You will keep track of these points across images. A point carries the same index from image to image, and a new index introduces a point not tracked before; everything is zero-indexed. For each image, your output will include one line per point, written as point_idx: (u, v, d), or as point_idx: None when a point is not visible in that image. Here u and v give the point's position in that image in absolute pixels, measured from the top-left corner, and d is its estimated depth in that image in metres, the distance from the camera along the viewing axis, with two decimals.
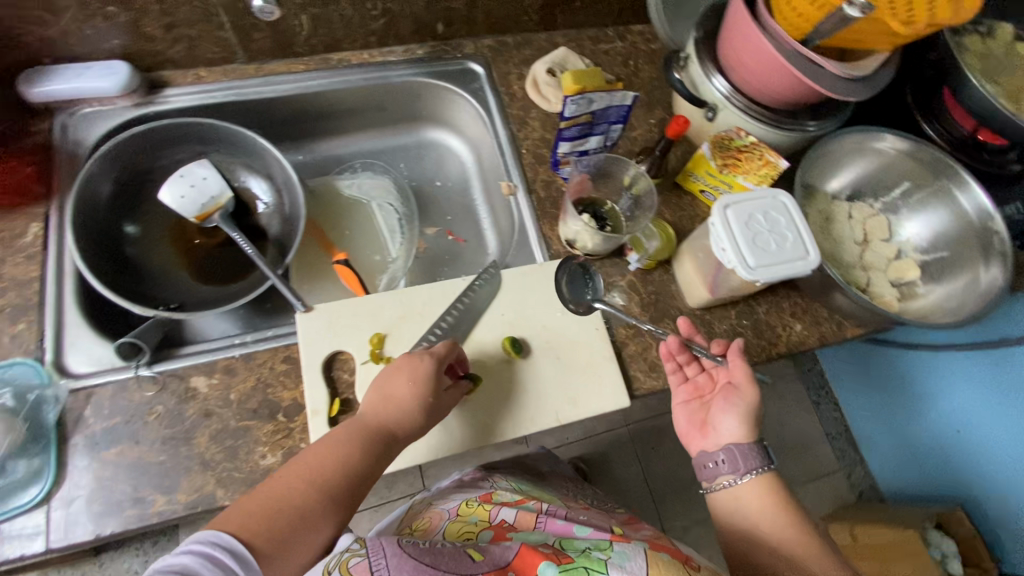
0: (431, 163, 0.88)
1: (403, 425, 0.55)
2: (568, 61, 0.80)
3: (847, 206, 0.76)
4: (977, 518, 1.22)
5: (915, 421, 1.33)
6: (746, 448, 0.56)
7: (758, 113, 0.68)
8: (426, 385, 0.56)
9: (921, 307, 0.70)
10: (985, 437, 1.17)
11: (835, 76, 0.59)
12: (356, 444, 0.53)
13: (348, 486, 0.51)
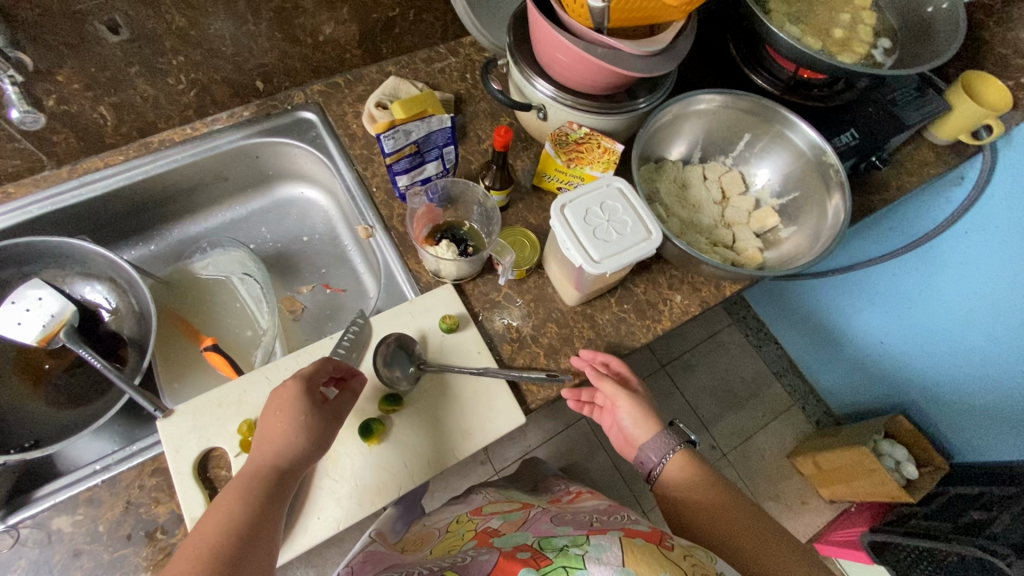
0: (294, 220, 0.85)
1: (295, 453, 0.52)
2: (400, 89, 0.79)
3: (700, 169, 0.78)
4: (920, 419, 1.28)
5: (846, 337, 1.38)
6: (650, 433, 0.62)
7: (586, 105, 0.69)
8: (302, 409, 0.53)
9: (785, 250, 0.72)
10: (909, 336, 1.23)
11: (632, 55, 0.60)
12: (248, 492, 0.48)
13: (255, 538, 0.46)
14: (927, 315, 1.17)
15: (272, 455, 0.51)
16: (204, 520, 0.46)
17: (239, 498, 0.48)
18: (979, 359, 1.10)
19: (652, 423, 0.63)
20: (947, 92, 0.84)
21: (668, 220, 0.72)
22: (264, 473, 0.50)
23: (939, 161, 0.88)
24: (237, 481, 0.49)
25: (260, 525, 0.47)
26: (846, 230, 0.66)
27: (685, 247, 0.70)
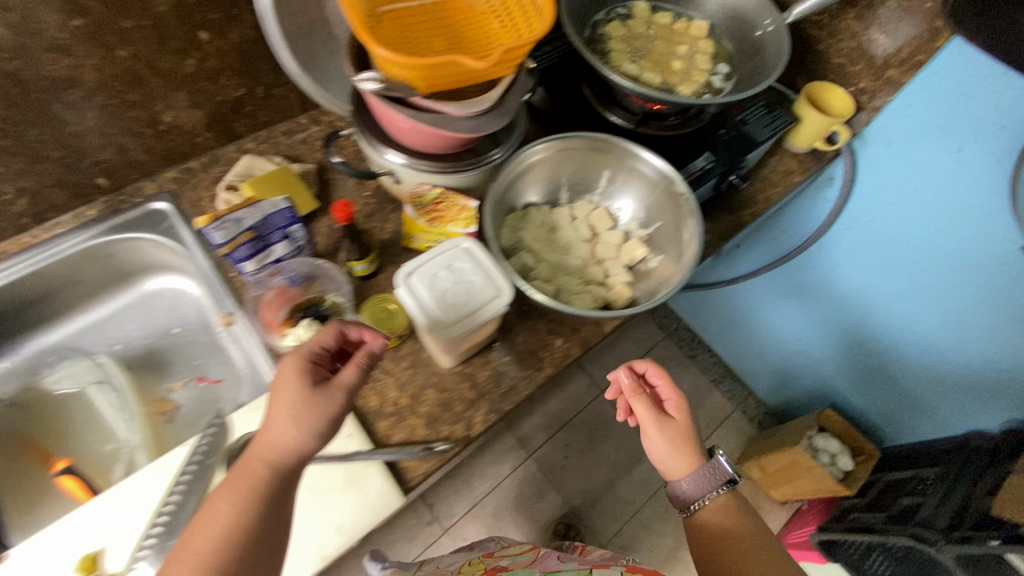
0: (162, 312, 0.80)
1: (289, 443, 0.50)
2: (255, 167, 0.77)
3: (567, 210, 0.78)
4: (846, 408, 1.29)
5: (760, 333, 1.41)
6: (697, 472, 0.63)
7: (436, 165, 0.69)
8: (295, 394, 0.51)
9: (653, 281, 0.73)
10: (811, 328, 1.24)
11: (459, 118, 0.61)
12: (240, 500, 0.49)
13: (253, 545, 0.47)
14: (827, 308, 1.20)
15: (268, 450, 0.50)
16: (200, 524, 0.48)
17: (232, 504, 0.48)
18: (878, 345, 1.14)
19: (692, 458, 0.64)
20: (795, 104, 0.88)
21: (535, 268, 0.72)
22: (260, 472, 0.50)
23: (801, 169, 0.91)
24: (229, 483, 0.50)
25: (258, 528, 0.48)
26: (700, 258, 0.67)
27: (554, 294, 0.70)
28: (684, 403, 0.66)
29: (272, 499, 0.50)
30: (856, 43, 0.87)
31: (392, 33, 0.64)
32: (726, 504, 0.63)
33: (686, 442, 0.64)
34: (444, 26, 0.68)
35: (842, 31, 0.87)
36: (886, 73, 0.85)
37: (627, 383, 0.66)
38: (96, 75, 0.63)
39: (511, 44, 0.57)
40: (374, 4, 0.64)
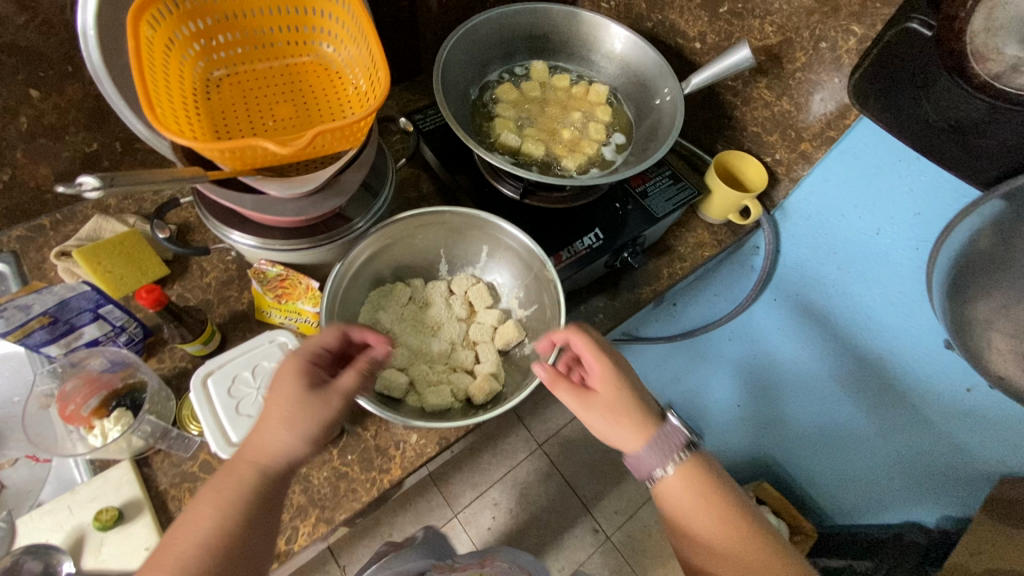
0: (4, 377, 0.74)
1: (278, 453, 0.46)
2: (104, 229, 0.71)
3: (443, 284, 0.72)
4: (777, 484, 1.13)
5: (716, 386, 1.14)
6: (656, 440, 0.53)
7: (288, 243, 0.61)
8: (294, 397, 0.47)
9: (524, 372, 0.67)
10: (746, 384, 1.07)
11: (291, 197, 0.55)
12: (225, 503, 0.44)
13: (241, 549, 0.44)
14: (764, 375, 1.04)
15: (255, 452, 0.46)
16: (187, 518, 0.44)
17: (214, 509, 0.44)
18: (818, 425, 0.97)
19: (641, 428, 0.54)
20: (706, 175, 0.82)
21: (390, 354, 0.65)
22: (246, 473, 0.46)
23: (713, 242, 0.84)
24: (214, 487, 0.45)
25: (246, 530, 0.44)
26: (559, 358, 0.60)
27: (404, 389, 0.63)
28: (613, 372, 0.55)
29: (260, 508, 0.45)
30: (770, 112, 0.79)
31: (227, 102, 0.59)
32: (684, 467, 0.53)
33: (619, 419, 0.54)
34: (293, 88, 0.62)
35: (755, 99, 0.80)
36: (800, 145, 0.79)
37: (543, 372, 0.56)
38: None
39: (325, 125, 0.48)
40: (207, 68, 0.59)
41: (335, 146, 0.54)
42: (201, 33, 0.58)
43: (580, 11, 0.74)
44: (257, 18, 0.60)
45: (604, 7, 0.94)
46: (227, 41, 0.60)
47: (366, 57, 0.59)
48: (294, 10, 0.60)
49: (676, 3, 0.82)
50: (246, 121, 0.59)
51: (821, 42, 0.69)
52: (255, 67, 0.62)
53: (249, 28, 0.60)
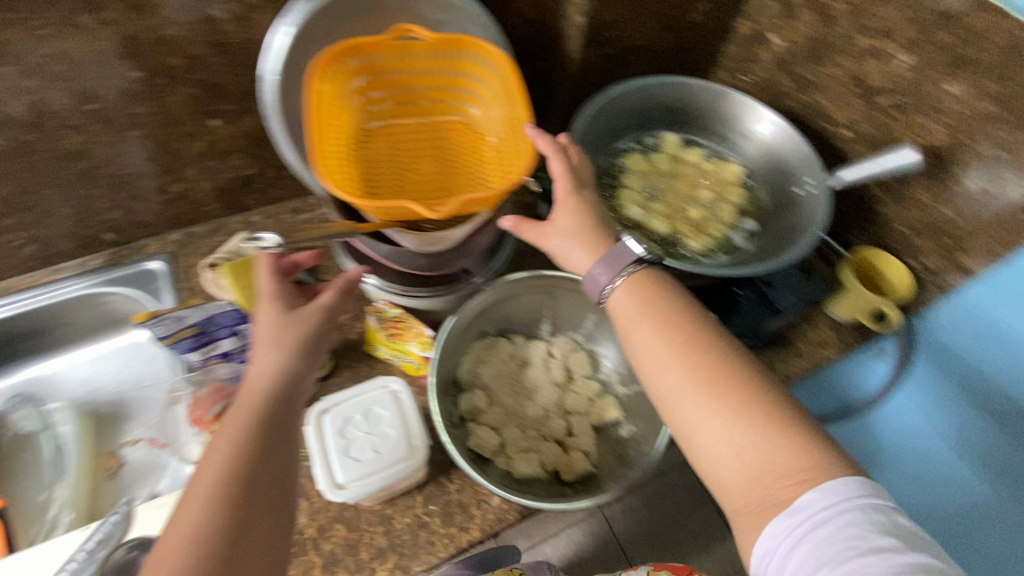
0: (141, 362, 0.82)
1: (273, 377, 0.45)
2: (247, 245, 0.77)
3: (544, 345, 0.72)
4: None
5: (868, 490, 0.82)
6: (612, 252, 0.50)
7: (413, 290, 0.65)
8: (272, 321, 0.48)
9: (616, 455, 0.64)
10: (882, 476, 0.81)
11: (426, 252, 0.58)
12: (239, 436, 0.41)
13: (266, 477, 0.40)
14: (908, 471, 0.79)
15: (253, 382, 0.45)
16: (205, 456, 0.40)
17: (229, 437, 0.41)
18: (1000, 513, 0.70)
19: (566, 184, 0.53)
20: (840, 269, 0.76)
21: (485, 411, 0.65)
22: (253, 402, 0.43)
23: (840, 342, 0.79)
24: (227, 423, 0.42)
25: (262, 454, 0.41)
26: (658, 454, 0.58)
27: (494, 449, 0.63)
28: (584, 213, 0.52)
29: (273, 437, 0.42)
30: (924, 214, 0.72)
31: (377, 153, 0.63)
32: (656, 306, 0.47)
33: (575, 243, 0.52)
34: (436, 145, 0.65)
35: (908, 198, 0.73)
36: (955, 255, 0.71)
37: (508, 221, 0.54)
38: (107, 150, 0.67)
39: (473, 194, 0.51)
40: (366, 119, 0.64)
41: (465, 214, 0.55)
42: (364, 89, 0.62)
43: (725, 89, 0.72)
44: (414, 77, 0.63)
45: (745, 79, 0.91)
46: (384, 97, 0.64)
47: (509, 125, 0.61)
48: (449, 73, 0.63)
49: (829, 87, 0.78)
50: (390, 173, 0.63)
51: (1001, 149, 0.62)
52: (405, 121, 0.66)
53: (406, 84, 0.64)
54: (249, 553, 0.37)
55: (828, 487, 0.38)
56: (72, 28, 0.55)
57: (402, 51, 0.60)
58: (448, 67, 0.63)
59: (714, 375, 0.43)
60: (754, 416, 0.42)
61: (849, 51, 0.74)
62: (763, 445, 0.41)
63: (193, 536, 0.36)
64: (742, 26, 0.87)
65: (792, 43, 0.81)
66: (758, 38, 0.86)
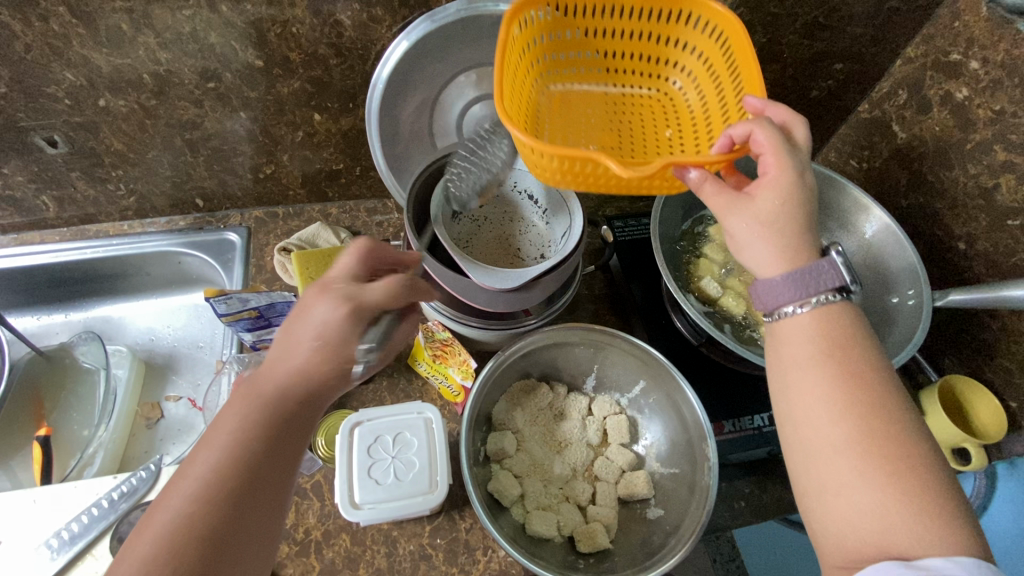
0: (200, 323, 0.85)
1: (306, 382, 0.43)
2: (319, 236, 0.79)
3: (584, 401, 0.69)
4: None
5: None
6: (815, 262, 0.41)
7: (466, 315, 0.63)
8: (327, 320, 0.43)
9: (638, 537, 0.61)
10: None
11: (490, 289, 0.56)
12: (261, 398, 0.42)
13: (279, 447, 0.41)
14: None
15: (285, 377, 0.43)
16: (232, 409, 0.42)
17: (251, 402, 0.42)
18: None
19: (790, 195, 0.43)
20: (926, 392, 0.68)
21: (511, 457, 0.63)
22: (280, 401, 0.42)
23: None
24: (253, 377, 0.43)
25: (278, 426, 0.42)
26: (682, 554, 0.53)
27: (513, 499, 0.61)
28: (790, 201, 0.43)
29: (290, 412, 0.42)
30: None
31: (555, 115, 0.58)
32: (834, 338, 0.40)
33: (776, 231, 0.42)
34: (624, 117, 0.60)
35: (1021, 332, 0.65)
36: None
37: (694, 176, 0.44)
38: (216, 125, 0.71)
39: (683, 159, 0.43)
40: (543, 87, 0.59)
41: (652, 189, 0.48)
42: (553, 45, 0.58)
43: (832, 174, 0.69)
44: (608, 41, 0.59)
45: (855, 165, 0.86)
46: (571, 60, 0.60)
47: (724, 106, 0.55)
48: (644, 55, 0.59)
49: (950, 193, 0.72)
50: (571, 136, 0.58)
51: None
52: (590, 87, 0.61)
53: (597, 68, 0.60)
54: (254, 508, 0.39)
55: (957, 559, 0.32)
56: (211, 12, 0.59)
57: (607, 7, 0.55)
58: (647, 49, 0.59)
59: (879, 444, 0.37)
60: (913, 490, 0.35)
61: (983, 160, 0.68)
62: (919, 532, 0.34)
63: (205, 485, 0.38)
64: (865, 110, 0.82)
65: (917, 137, 0.75)
66: (880, 126, 0.80)
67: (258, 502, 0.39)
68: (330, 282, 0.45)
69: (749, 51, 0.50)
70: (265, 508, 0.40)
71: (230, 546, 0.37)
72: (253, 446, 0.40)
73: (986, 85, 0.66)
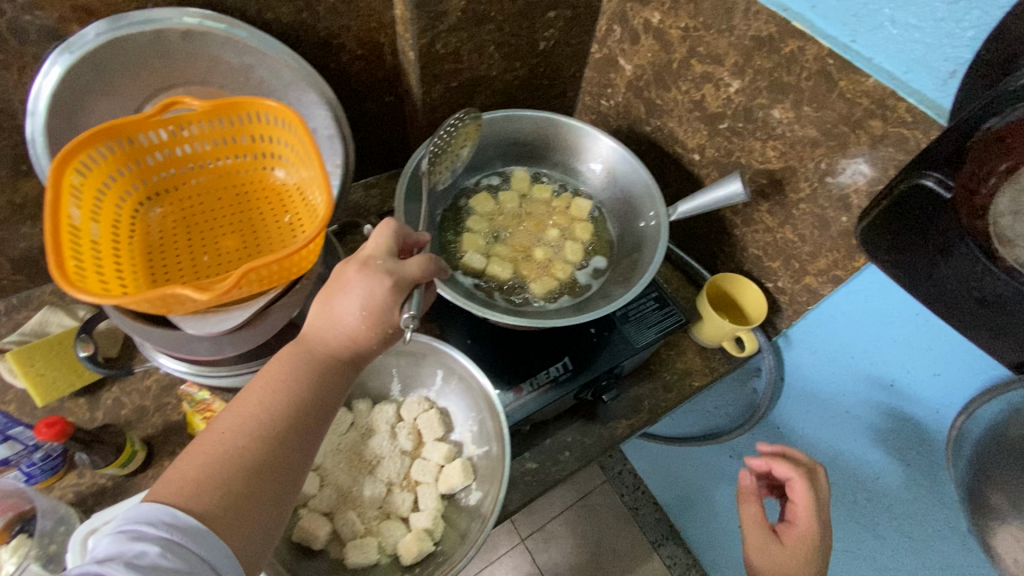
0: None
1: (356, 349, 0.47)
2: (50, 322, 0.68)
3: (391, 409, 0.65)
4: (880, 561, 0.79)
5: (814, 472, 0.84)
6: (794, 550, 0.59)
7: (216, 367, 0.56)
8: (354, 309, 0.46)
9: (464, 527, 0.59)
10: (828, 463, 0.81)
11: (218, 333, 0.50)
12: (302, 373, 0.45)
13: (313, 414, 0.45)
14: (837, 455, 0.79)
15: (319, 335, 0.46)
16: (238, 399, 0.44)
17: (289, 379, 0.45)
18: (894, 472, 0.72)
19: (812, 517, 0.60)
20: (698, 298, 0.75)
21: (314, 497, 0.59)
22: (324, 360, 0.46)
23: (704, 370, 0.77)
24: (296, 351, 0.46)
25: (318, 395, 0.45)
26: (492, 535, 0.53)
27: (325, 540, 0.57)
28: (816, 549, 0.59)
29: (333, 383, 0.47)
30: (771, 238, 0.72)
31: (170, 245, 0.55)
32: (803, 538, 0.60)
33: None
34: (241, 218, 0.59)
35: (756, 222, 0.72)
36: (804, 277, 0.70)
37: (750, 509, 0.63)
38: None
39: (252, 263, 0.43)
40: (145, 211, 0.56)
41: (248, 286, 0.47)
42: (135, 176, 0.55)
43: (560, 117, 0.68)
44: (192, 153, 0.57)
45: (605, 104, 0.89)
46: (160, 178, 0.57)
47: (309, 172, 0.56)
48: (238, 138, 0.58)
49: (676, 112, 0.77)
50: (190, 260, 0.55)
51: (825, 175, 0.61)
52: (195, 200, 0.59)
53: (197, 161, 0.58)
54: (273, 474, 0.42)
55: None
56: None
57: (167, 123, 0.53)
58: (235, 131, 0.57)
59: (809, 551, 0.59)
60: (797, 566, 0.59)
61: (687, 77, 0.72)
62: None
63: (234, 454, 0.41)
64: (596, 51, 0.85)
65: (639, 67, 0.79)
66: (612, 63, 0.84)
67: (280, 468, 0.43)
68: (370, 260, 0.47)
69: (300, 127, 0.51)
70: (286, 473, 0.43)
71: (244, 516, 0.40)
72: (289, 415, 0.44)
73: (669, 6, 0.70)
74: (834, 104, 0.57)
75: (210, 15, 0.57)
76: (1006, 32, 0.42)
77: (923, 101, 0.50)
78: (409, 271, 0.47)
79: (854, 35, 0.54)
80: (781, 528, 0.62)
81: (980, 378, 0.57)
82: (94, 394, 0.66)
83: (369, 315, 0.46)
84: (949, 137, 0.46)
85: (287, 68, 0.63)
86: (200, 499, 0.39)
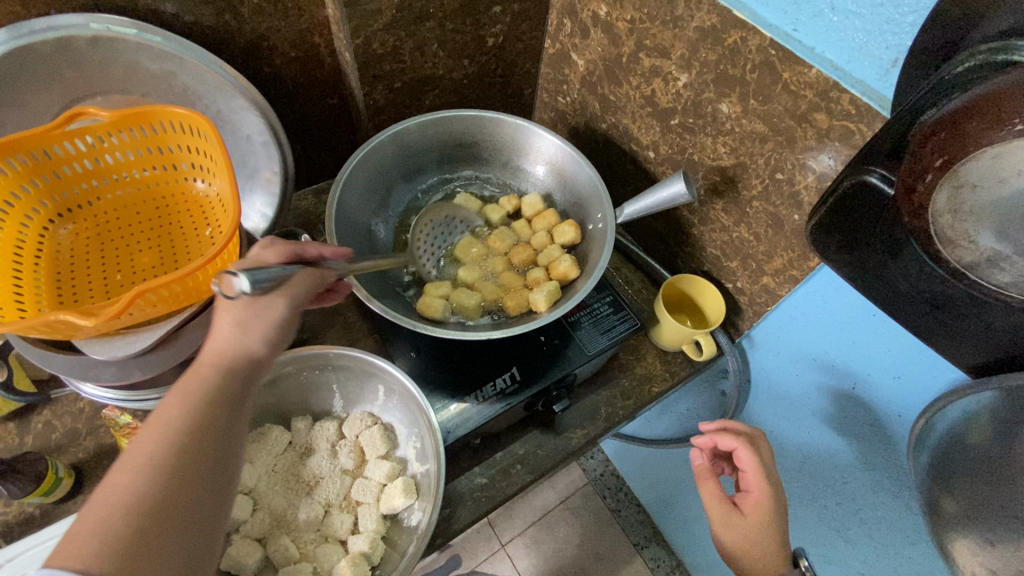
0: None
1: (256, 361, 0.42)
2: None
3: (331, 426, 0.62)
4: (850, 564, 0.77)
5: (784, 475, 0.81)
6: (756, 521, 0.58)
7: (133, 390, 0.53)
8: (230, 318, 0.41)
9: (403, 549, 0.57)
10: (796, 466, 0.78)
11: (127, 357, 0.47)
12: (193, 403, 0.39)
13: (216, 447, 0.38)
14: (804, 458, 0.77)
15: (215, 355, 0.41)
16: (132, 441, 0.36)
17: (180, 410, 0.38)
18: (861, 475, 0.69)
19: (764, 481, 0.59)
20: (655, 301, 0.72)
21: (245, 522, 0.56)
22: (213, 380, 0.40)
23: (665, 375, 0.74)
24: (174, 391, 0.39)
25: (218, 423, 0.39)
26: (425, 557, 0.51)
27: (256, 567, 0.55)
28: (770, 510, 0.58)
29: (233, 406, 0.40)
30: (728, 237, 0.69)
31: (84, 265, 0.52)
32: (760, 510, 0.58)
33: (761, 544, 0.57)
34: (159, 233, 0.57)
35: (713, 220, 0.69)
36: (761, 278, 0.67)
37: (710, 487, 0.60)
38: None
39: (146, 284, 0.41)
40: (59, 229, 0.54)
41: (150, 305, 0.45)
42: (43, 192, 0.52)
43: (492, 114, 0.67)
44: (105, 165, 0.55)
45: (562, 101, 0.86)
46: (76, 194, 0.54)
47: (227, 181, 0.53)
48: (156, 149, 0.55)
49: (628, 108, 0.74)
50: (101, 279, 0.53)
51: (776, 171, 0.59)
52: (111, 215, 0.56)
53: (115, 174, 0.56)
54: (182, 517, 0.35)
55: None
56: None
57: (73, 135, 0.50)
58: (151, 142, 0.55)
59: (761, 546, 0.57)
60: (764, 560, 0.57)
61: (637, 71, 0.69)
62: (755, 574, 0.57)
63: (134, 500, 0.33)
64: (549, 47, 0.82)
65: (591, 62, 0.76)
66: (565, 58, 0.81)
67: (189, 512, 0.35)
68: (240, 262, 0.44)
69: (208, 134, 0.48)
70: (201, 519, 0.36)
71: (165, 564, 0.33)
72: (185, 450, 0.37)
73: None
74: (780, 97, 0.54)
75: (118, 20, 0.54)
76: (943, 16, 0.39)
77: (867, 92, 0.48)
78: (260, 256, 0.43)
79: (795, 24, 0.51)
80: (739, 499, 0.60)
81: (938, 382, 0.54)
82: (24, 418, 0.63)
83: (241, 318, 0.41)
84: (892, 128, 0.43)
85: (210, 73, 0.60)
86: (95, 560, 0.30)
